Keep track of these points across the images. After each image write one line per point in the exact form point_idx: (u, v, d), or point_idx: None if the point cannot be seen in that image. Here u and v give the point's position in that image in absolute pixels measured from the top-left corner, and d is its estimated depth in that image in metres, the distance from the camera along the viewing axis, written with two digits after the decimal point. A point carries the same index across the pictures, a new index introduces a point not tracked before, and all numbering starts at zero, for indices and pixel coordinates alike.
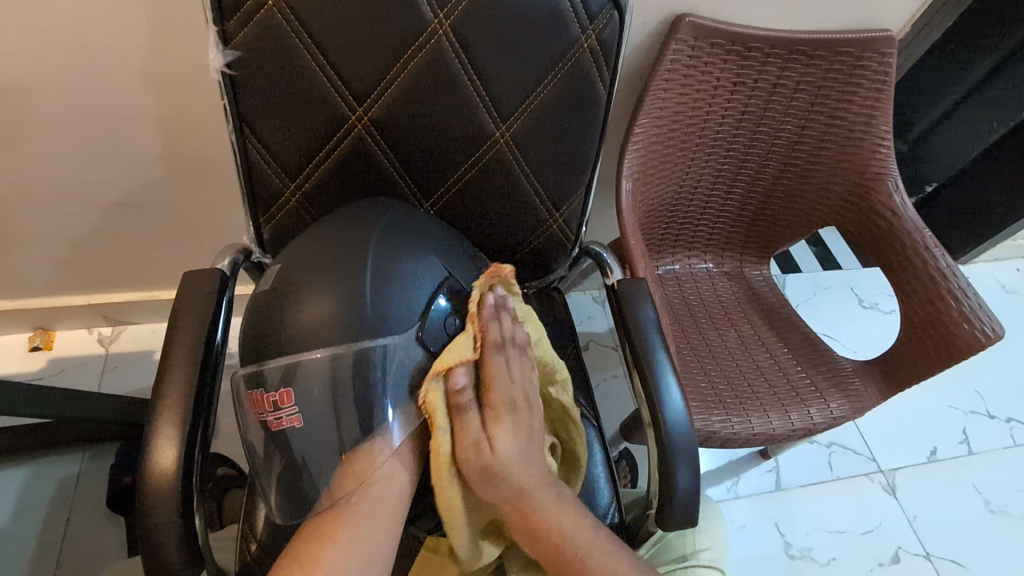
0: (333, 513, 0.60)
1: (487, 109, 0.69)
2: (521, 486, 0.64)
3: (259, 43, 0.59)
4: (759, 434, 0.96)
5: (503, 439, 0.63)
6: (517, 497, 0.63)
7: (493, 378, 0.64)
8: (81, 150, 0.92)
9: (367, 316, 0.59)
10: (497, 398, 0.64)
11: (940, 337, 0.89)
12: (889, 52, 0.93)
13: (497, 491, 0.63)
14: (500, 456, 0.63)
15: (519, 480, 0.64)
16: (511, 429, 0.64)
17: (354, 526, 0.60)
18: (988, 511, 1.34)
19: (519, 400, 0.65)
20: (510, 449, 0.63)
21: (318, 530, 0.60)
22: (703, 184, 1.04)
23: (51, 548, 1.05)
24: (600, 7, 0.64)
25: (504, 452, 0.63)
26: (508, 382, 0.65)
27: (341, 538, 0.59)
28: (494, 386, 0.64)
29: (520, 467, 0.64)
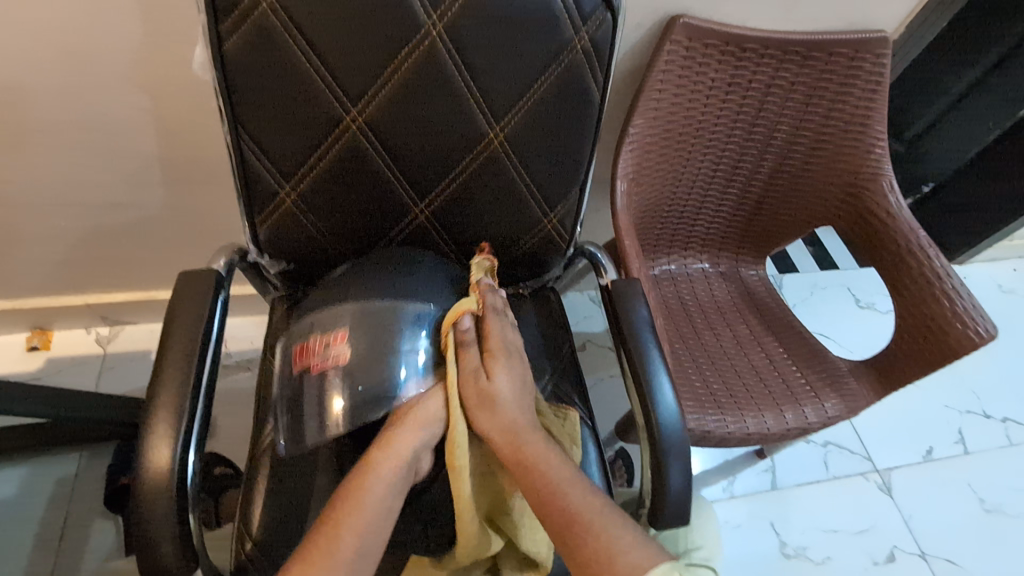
0: (354, 486, 0.62)
1: (481, 110, 0.69)
2: (519, 421, 0.66)
3: (253, 45, 0.59)
4: (754, 433, 0.96)
5: (501, 380, 0.67)
6: (518, 433, 0.65)
7: (491, 330, 0.69)
8: (77, 151, 0.92)
9: (390, 283, 0.68)
10: (495, 346, 0.68)
11: (933, 337, 0.89)
12: (883, 53, 0.93)
13: (498, 426, 0.65)
14: (498, 397, 0.65)
15: (518, 416, 0.66)
16: (509, 373, 0.68)
17: (375, 499, 0.62)
18: (983, 510, 1.35)
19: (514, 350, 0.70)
20: (508, 389, 0.67)
21: (340, 501, 0.62)
22: (699, 184, 1.04)
23: (48, 547, 1.06)
24: (594, 9, 0.65)
25: (503, 391, 0.66)
26: (505, 335, 0.70)
27: (363, 508, 0.61)
28: (493, 336, 0.69)
29: (518, 406, 0.67)
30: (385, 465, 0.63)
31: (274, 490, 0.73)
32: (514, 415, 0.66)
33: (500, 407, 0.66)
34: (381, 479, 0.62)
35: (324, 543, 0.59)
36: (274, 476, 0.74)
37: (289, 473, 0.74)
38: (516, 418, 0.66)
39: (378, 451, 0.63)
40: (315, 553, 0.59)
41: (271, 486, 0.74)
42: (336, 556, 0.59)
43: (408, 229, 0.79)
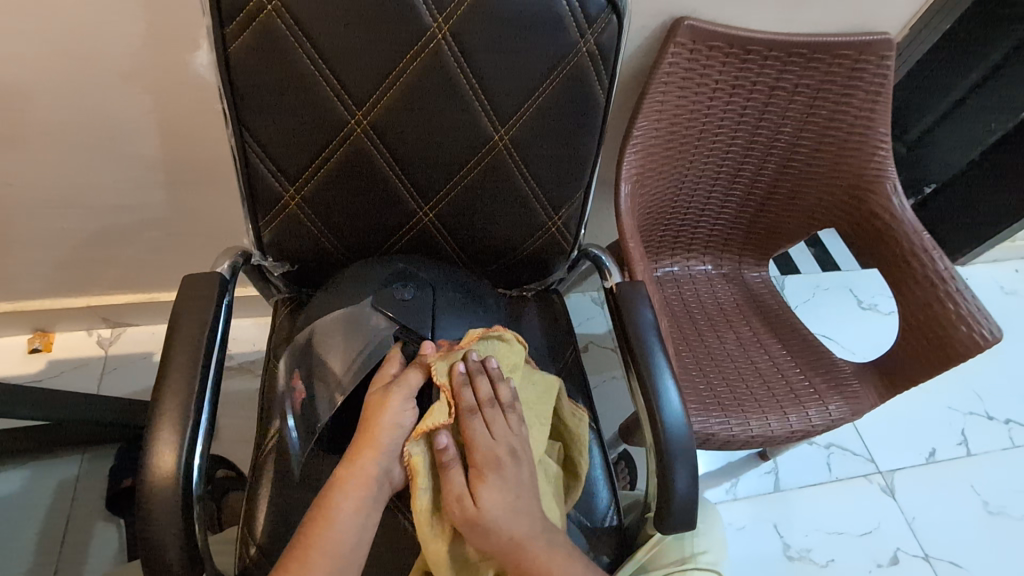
0: (350, 456, 0.64)
1: (485, 113, 0.69)
2: (514, 536, 0.63)
3: (258, 48, 0.59)
4: (758, 436, 0.96)
5: (491, 485, 0.64)
6: (511, 546, 0.63)
7: (475, 438, 0.65)
8: (79, 153, 0.92)
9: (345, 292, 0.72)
10: (481, 456, 0.65)
11: (938, 340, 0.89)
12: (887, 55, 0.93)
13: (490, 542, 0.63)
14: (485, 514, 0.63)
15: (512, 531, 0.63)
16: (497, 481, 0.64)
17: (371, 466, 0.64)
18: (987, 512, 1.35)
19: (508, 449, 0.66)
20: (499, 498, 0.64)
21: (338, 473, 0.64)
22: (703, 186, 1.04)
23: (50, 549, 1.05)
24: (599, 12, 0.65)
25: (491, 509, 0.63)
26: (491, 440, 0.65)
27: (358, 478, 0.63)
28: (476, 444, 0.65)
29: (513, 517, 0.64)
30: (375, 440, 0.64)
31: (279, 493, 0.73)
32: (507, 531, 0.63)
33: (490, 523, 0.63)
34: (373, 448, 0.64)
35: (326, 513, 0.62)
36: (278, 479, 0.74)
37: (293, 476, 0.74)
38: (509, 533, 0.63)
39: (368, 422, 0.65)
40: (315, 523, 0.61)
41: (276, 489, 0.74)
42: (338, 524, 0.62)
43: (412, 231, 0.78)
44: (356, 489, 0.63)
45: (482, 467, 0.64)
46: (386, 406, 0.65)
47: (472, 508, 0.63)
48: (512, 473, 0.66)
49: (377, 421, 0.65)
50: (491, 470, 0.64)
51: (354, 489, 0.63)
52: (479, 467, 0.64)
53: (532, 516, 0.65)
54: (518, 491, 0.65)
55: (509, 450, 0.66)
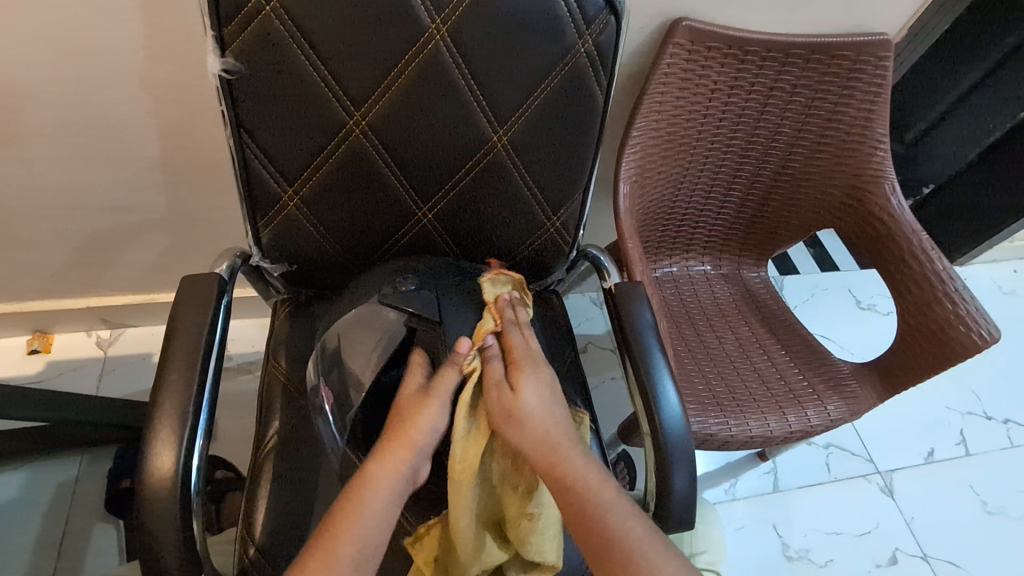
0: (380, 454, 0.62)
1: (484, 114, 0.69)
2: (549, 430, 0.63)
3: (257, 49, 0.59)
4: (757, 436, 0.96)
5: (528, 387, 0.64)
6: (546, 442, 0.62)
7: (515, 344, 0.67)
8: (78, 154, 0.92)
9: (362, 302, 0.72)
10: (520, 358, 0.66)
11: (936, 340, 0.89)
12: (886, 55, 0.93)
13: (527, 438, 0.61)
14: (525, 404, 0.63)
15: (547, 426, 0.63)
16: (535, 381, 0.65)
17: (402, 465, 0.61)
18: (985, 512, 1.35)
19: (542, 362, 0.68)
20: (536, 399, 0.64)
21: (367, 469, 0.61)
22: (701, 187, 1.04)
23: (49, 550, 1.05)
24: (598, 13, 0.65)
25: (530, 403, 0.63)
26: (528, 347, 0.67)
27: (389, 474, 0.60)
28: (516, 350, 0.66)
29: (548, 416, 0.64)
30: (408, 438, 0.62)
31: (279, 493, 0.73)
32: (543, 427, 0.62)
33: (527, 414, 0.62)
34: (406, 446, 0.62)
35: (351, 507, 0.58)
36: (278, 479, 0.74)
37: (293, 476, 0.75)
38: (544, 427, 0.63)
39: (402, 420, 0.63)
40: (340, 515, 0.58)
41: (276, 489, 0.74)
42: (362, 519, 0.58)
43: (411, 232, 0.78)
44: (385, 486, 0.60)
45: (522, 365, 0.65)
46: (422, 404, 0.63)
47: (509, 399, 0.63)
48: (548, 386, 0.66)
49: (411, 420, 0.63)
50: (531, 372, 0.65)
51: (382, 485, 0.60)
52: (520, 364, 0.65)
53: (564, 420, 0.65)
54: (553, 402, 0.66)
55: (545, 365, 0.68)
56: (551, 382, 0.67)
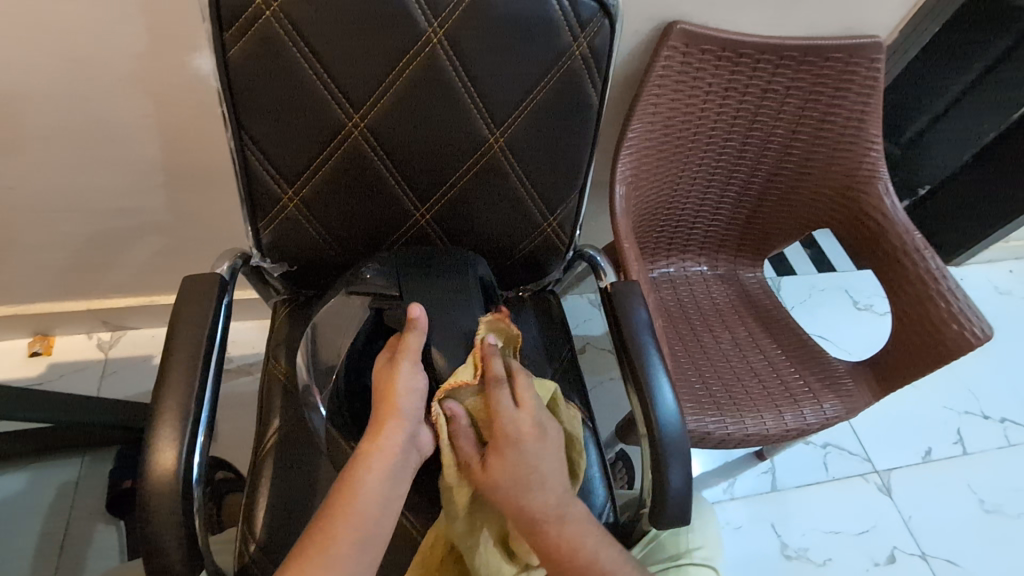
0: (372, 431, 0.61)
1: (481, 116, 0.70)
2: (534, 505, 0.62)
3: (257, 53, 0.60)
4: (753, 435, 0.97)
5: (510, 462, 0.62)
6: (526, 516, 0.62)
7: (498, 412, 0.62)
8: (79, 157, 0.93)
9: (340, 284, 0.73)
10: (501, 432, 0.62)
11: (929, 338, 0.90)
12: (877, 57, 0.94)
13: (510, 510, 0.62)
14: (495, 480, 0.62)
15: (534, 500, 0.62)
16: (520, 456, 0.62)
17: (395, 438, 0.60)
18: (983, 511, 1.35)
19: (532, 431, 0.63)
20: (520, 474, 0.62)
21: (361, 449, 0.61)
22: (697, 188, 1.05)
23: (51, 551, 1.06)
24: (592, 16, 0.66)
25: (501, 479, 0.62)
26: (508, 415, 0.62)
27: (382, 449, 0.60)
28: (493, 419, 0.62)
29: (535, 489, 0.62)
30: (396, 408, 0.61)
31: (280, 491, 0.74)
32: (526, 501, 0.62)
33: (507, 490, 0.62)
34: (392, 419, 0.61)
35: (352, 487, 0.59)
36: (279, 476, 0.75)
37: (293, 474, 0.75)
38: (529, 501, 0.62)
39: (382, 394, 0.62)
40: (342, 496, 0.59)
41: (276, 486, 0.74)
42: (359, 499, 0.59)
43: (409, 232, 0.79)
44: (381, 461, 0.60)
45: (496, 441, 0.62)
46: (398, 371, 0.62)
47: (485, 474, 0.62)
48: (530, 456, 0.62)
49: (391, 391, 0.61)
50: (506, 451, 0.62)
51: (379, 461, 0.60)
52: (494, 438, 0.62)
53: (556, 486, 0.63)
54: (533, 477, 0.62)
55: (527, 432, 0.63)
56: (538, 450, 0.63)
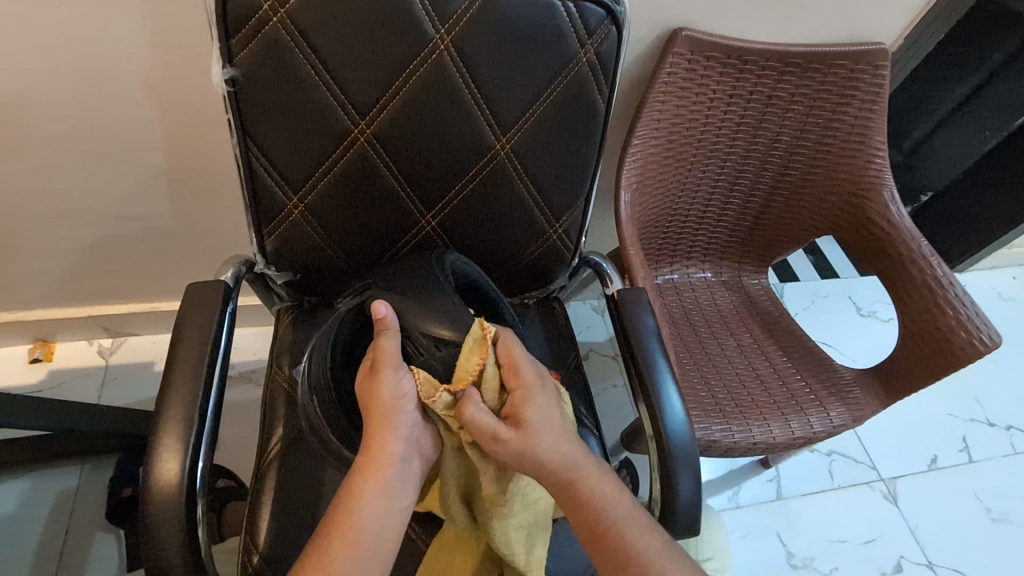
0: (366, 444, 0.60)
1: (487, 122, 0.70)
2: (565, 455, 0.60)
3: (264, 58, 0.60)
4: (760, 442, 0.96)
5: (538, 409, 0.60)
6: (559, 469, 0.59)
7: (516, 358, 0.61)
8: (83, 164, 0.93)
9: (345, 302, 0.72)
10: (524, 377, 0.61)
11: (937, 345, 0.89)
12: (882, 64, 0.94)
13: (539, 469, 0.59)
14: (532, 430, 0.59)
15: (562, 450, 0.60)
16: (543, 401, 0.61)
17: (388, 448, 0.59)
18: (990, 519, 1.34)
19: (542, 378, 0.63)
20: (546, 423, 0.60)
21: (360, 463, 0.59)
22: (702, 194, 1.05)
23: (50, 560, 1.05)
24: (599, 23, 0.65)
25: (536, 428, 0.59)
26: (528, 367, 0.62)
27: (376, 458, 0.59)
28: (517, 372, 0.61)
29: (558, 441, 0.60)
30: (388, 416, 0.59)
31: (283, 500, 0.73)
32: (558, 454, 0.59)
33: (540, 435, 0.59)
34: (380, 426, 0.59)
35: (351, 501, 0.58)
36: (281, 484, 0.74)
37: (294, 482, 0.74)
38: (553, 452, 0.59)
39: (370, 408, 0.60)
40: (342, 512, 0.58)
41: (279, 495, 0.74)
42: (358, 515, 0.58)
43: (415, 239, 0.79)
44: (378, 472, 0.59)
45: (523, 397, 0.60)
46: (384, 383, 0.60)
47: (517, 425, 0.59)
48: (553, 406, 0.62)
49: (378, 402, 0.60)
50: (533, 401, 0.60)
51: (375, 473, 0.59)
52: (519, 395, 0.60)
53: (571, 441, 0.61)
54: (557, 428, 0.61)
55: (545, 386, 0.62)
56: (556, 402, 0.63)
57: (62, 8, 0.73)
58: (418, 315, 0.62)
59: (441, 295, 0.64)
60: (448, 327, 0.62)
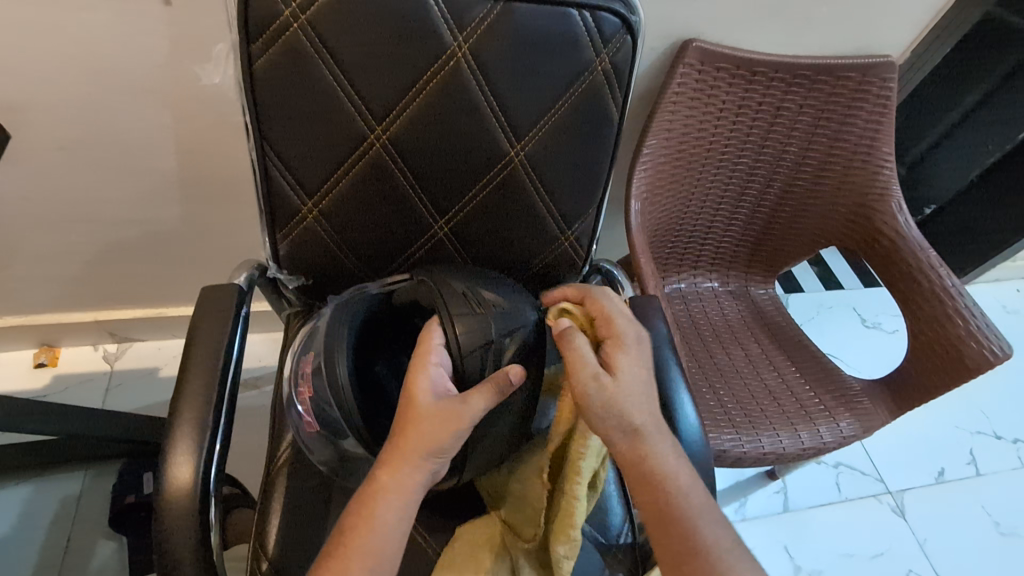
0: (391, 462, 0.58)
1: (502, 130, 0.70)
2: (641, 419, 0.60)
3: (284, 63, 0.60)
4: (769, 453, 0.96)
5: (631, 358, 0.62)
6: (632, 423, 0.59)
7: (610, 312, 0.64)
8: (95, 168, 0.93)
9: (361, 298, 0.72)
10: (618, 327, 0.63)
11: (947, 356, 0.89)
12: (889, 77, 0.95)
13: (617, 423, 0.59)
14: (625, 385, 0.60)
15: (641, 412, 0.60)
16: (637, 356, 0.62)
17: (415, 474, 0.58)
18: (999, 533, 1.33)
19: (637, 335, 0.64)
20: (636, 374, 0.61)
21: (382, 477, 0.58)
22: (710, 203, 1.05)
23: (50, 568, 1.03)
24: (614, 32, 0.66)
25: (629, 382, 0.60)
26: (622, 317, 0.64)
27: (402, 485, 0.58)
28: (611, 322, 0.63)
29: (637, 401, 0.60)
30: (422, 443, 0.58)
31: (292, 506, 0.73)
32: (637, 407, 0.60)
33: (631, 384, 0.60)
34: (420, 461, 0.58)
35: (370, 513, 0.58)
36: (292, 489, 0.74)
37: (305, 485, 0.74)
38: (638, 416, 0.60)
39: (405, 428, 0.59)
40: (357, 529, 0.58)
41: (289, 499, 0.73)
42: (375, 529, 0.58)
43: (428, 245, 0.79)
44: (401, 497, 0.58)
45: (617, 351, 0.62)
46: (443, 417, 0.58)
47: (614, 375, 0.60)
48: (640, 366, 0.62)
49: (416, 427, 0.58)
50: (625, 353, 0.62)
51: (395, 498, 0.58)
52: (613, 350, 0.62)
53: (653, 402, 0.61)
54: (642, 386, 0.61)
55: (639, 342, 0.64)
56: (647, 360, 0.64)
57: (82, 14, 0.74)
58: (478, 284, 0.66)
59: (495, 279, 0.69)
60: (497, 297, 0.65)
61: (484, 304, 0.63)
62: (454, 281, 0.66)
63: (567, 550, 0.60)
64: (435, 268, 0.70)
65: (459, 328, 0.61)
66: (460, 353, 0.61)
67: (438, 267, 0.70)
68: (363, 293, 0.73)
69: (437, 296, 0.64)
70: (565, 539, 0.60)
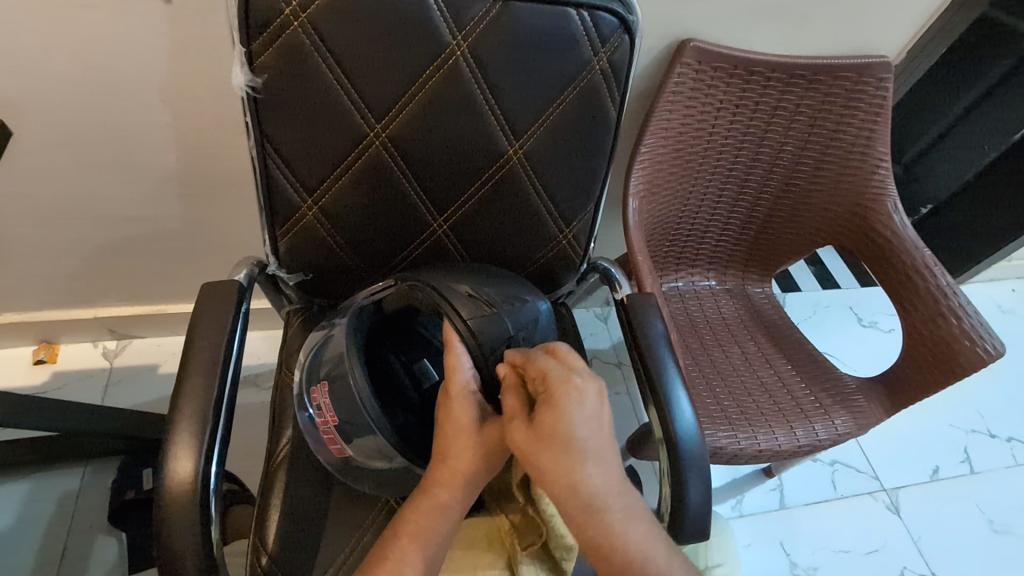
0: (445, 484, 0.60)
1: (501, 128, 0.71)
2: (583, 481, 0.54)
3: (284, 62, 0.61)
4: (766, 451, 0.96)
5: (566, 418, 0.54)
6: (581, 495, 0.54)
7: (546, 368, 0.56)
8: (95, 166, 0.94)
9: (369, 309, 0.72)
10: (555, 383, 0.55)
11: (939, 355, 0.90)
12: (885, 77, 0.96)
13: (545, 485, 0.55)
14: (548, 444, 0.54)
15: (578, 476, 0.54)
16: (575, 413, 0.55)
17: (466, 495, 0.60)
18: (992, 530, 1.34)
19: (582, 393, 0.55)
20: (574, 436, 0.54)
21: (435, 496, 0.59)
22: (707, 202, 1.05)
23: (50, 563, 1.04)
24: (612, 32, 0.67)
25: (556, 441, 0.54)
26: (567, 368, 0.57)
27: (456, 503, 0.60)
28: (549, 374, 0.56)
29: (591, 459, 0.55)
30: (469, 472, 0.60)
31: (292, 504, 0.73)
32: (578, 474, 0.54)
33: (568, 451, 0.54)
34: (472, 483, 0.60)
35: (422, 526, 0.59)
36: (290, 486, 0.74)
37: (303, 483, 0.75)
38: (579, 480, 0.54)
39: (455, 457, 0.59)
40: (409, 538, 0.59)
41: (288, 496, 0.74)
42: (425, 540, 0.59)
43: (427, 242, 0.80)
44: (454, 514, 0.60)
45: (544, 412, 0.55)
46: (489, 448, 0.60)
47: (534, 429, 0.55)
48: (579, 432, 0.54)
49: (467, 458, 0.59)
50: (557, 419, 0.54)
51: (454, 509, 0.60)
52: (541, 409, 0.56)
53: (602, 464, 0.55)
54: (579, 448, 0.54)
55: (584, 404, 0.55)
56: (603, 420, 0.56)
57: (82, 11, 0.74)
58: (488, 288, 0.67)
59: (497, 277, 0.71)
60: (500, 293, 0.67)
61: (492, 303, 0.65)
62: (457, 282, 0.66)
63: (564, 554, 0.64)
64: (452, 268, 0.70)
65: (478, 333, 0.61)
66: (485, 360, 0.61)
67: (455, 269, 0.69)
68: (363, 302, 0.72)
69: (444, 302, 0.64)
70: (561, 544, 0.64)
